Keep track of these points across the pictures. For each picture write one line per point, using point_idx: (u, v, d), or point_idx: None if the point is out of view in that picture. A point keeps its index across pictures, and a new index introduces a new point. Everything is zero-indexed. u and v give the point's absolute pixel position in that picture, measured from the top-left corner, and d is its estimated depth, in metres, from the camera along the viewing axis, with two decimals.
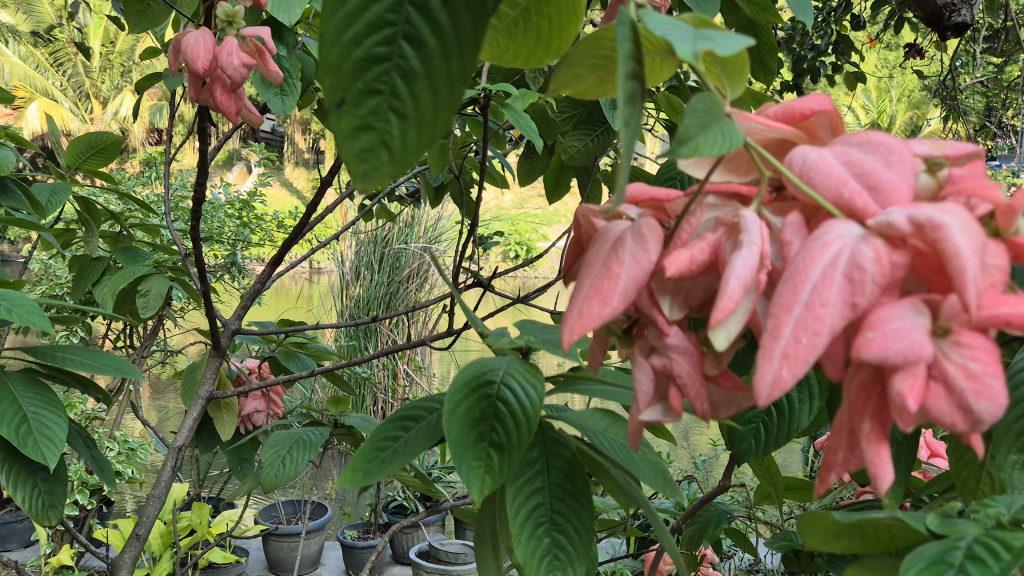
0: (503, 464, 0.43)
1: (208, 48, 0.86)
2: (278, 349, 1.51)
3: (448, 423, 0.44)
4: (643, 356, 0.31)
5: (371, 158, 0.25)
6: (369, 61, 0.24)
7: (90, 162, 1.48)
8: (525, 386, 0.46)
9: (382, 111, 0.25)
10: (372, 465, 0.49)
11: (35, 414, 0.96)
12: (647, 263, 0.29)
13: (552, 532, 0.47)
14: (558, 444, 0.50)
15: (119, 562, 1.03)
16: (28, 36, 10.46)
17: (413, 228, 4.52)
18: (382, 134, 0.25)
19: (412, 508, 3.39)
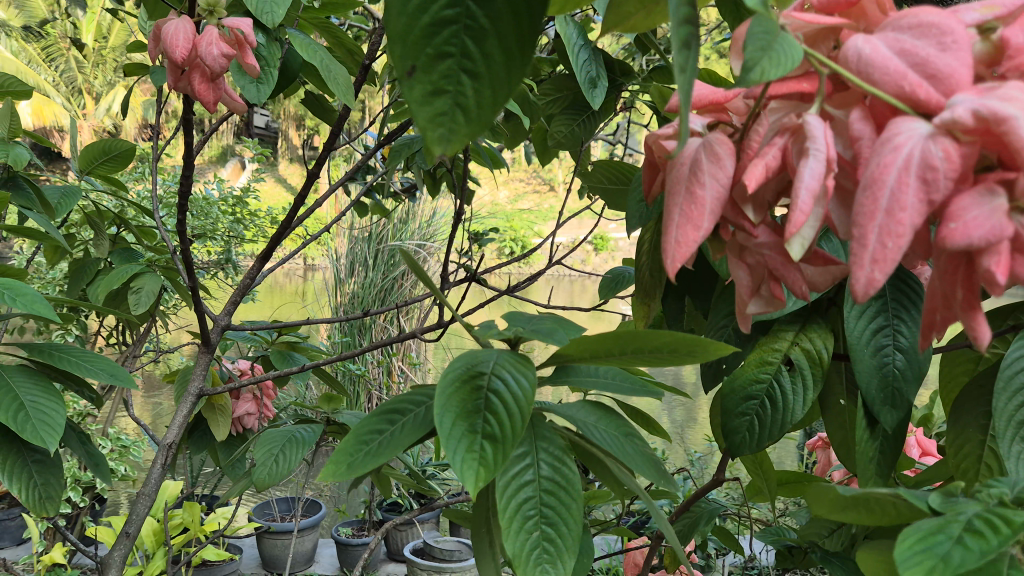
0: (497, 456, 0.42)
1: (188, 36, 0.83)
2: (270, 348, 1.50)
3: (441, 417, 0.42)
4: (737, 257, 0.37)
5: (446, 122, 0.24)
6: (437, 25, 0.23)
7: (105, 168, 1.43)
8: (516, 374, 0.45)
9: (454, 73, 0.23)
10: (356, 458, 0.47)
11: (32, 403, 0.95)
12: (722, 174, 0.32)
13: (541, 524, 0.46)
14: (548, 437, 0.49)
15: (109, 560, 1.02)
16: (19, 31, 10.38)
17: (407, 224, 4.51)
18: (456, 96, 0.24)
19: (406, 504, 3.38)
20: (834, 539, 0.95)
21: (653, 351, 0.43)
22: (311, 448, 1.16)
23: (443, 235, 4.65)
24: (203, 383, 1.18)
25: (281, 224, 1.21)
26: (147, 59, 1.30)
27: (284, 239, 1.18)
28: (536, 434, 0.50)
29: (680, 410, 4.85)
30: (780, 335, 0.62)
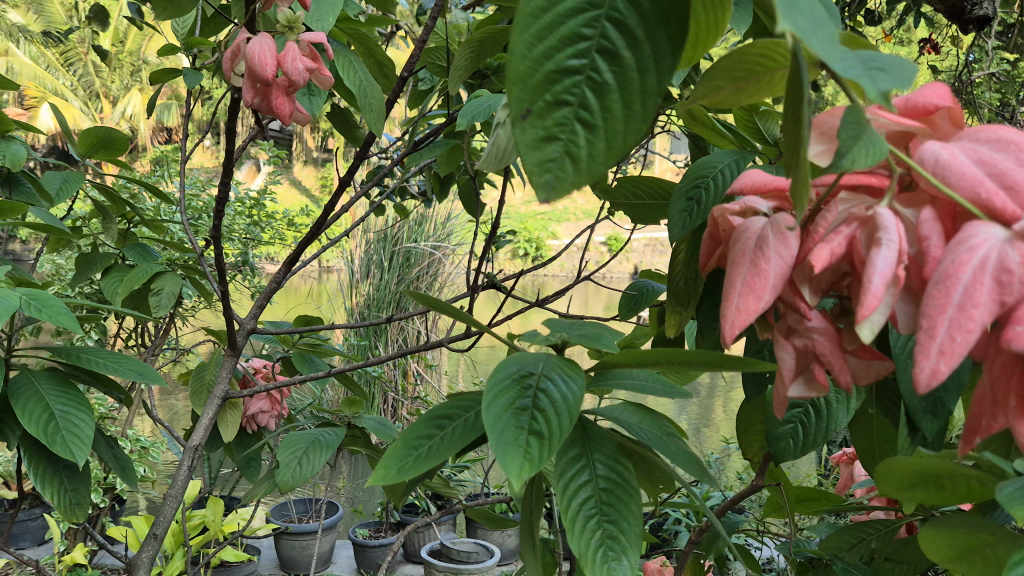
0: (544, 452, 0.43)
1: (275, 54, 0.84)
2: (290, 348, 1.49)
3: (489, 411, 0.43)
4: (784, 338, 0.34)
5: (554, 168, 0.25)
6: (561, 73, 0.25)
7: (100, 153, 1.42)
8: (564, 379, 0.46)
9: (569, 121, 0.25)
10: (406, 462, 0.48)
11: (62, 411, 0.96)
12: (786, 253, 0.32)
13: (603, 522, 0.47)
14: (600, 438, 0.50)
15: (138, 561, 1.02)
16: (38, 37, 10.49)
17: (423, 226, 4.52)
18: (567, 144, 0.25)
19: (423, 506, 3.40)
20: (855, 552, 0.94)
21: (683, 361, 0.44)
22: (334, 450, 1.16)
23: (458, 238, 4.67)
24: (228, 386, 1.19)
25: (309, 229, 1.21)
26: (179, 61, 1.31)
27: (312, 243, 1.19)
28: (586, 436, 0.51)
29: (695, 411, 4.84)
30: None
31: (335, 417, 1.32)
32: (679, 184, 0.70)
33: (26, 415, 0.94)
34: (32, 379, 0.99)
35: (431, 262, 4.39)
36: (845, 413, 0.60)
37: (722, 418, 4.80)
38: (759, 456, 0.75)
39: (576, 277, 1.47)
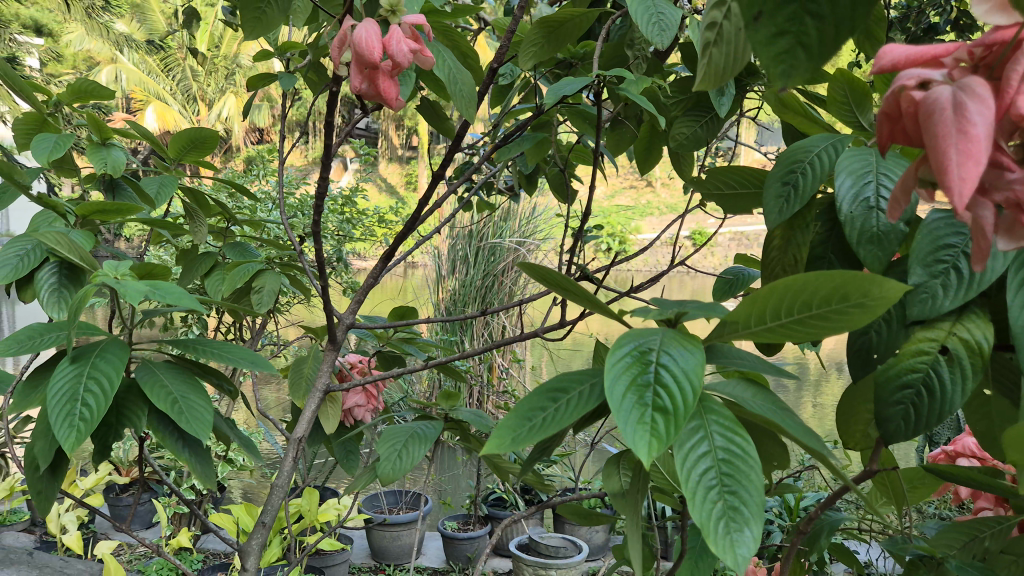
0: (668, 423, 0.47)
1: (379, 36, 0.81)
2: (382, 342, 1.49)
3: (612, 390, 0.48)
4: (983, 198, 0.33)
5: (787, 60, 0.23)
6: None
7: (193, 154, 1.46)
8: (684, 352, 0.51)
9: (799, 16, 0.23)
10: (521, 431, 0.54)
11: (182, 396, 1.00)
12: (988, 111, 0.29)
13: (725, 494, 0.50)
14: (715, 410, 0.54)
15: (249, 549, 1.06)
16: (144, 45, 10.99)
17: (508, 222, 4.53)
18: (799, 36, 0.23)
19: (512, 500, 3.43)
20: (972, 550, 0.89)
21: (820, 304, 0.46)
22: (432, 444, 1.18)
23: (543, 232, 4.67)
24: (328, 380, 1.21)
25: (404, 225, 1.22)
26: (273, 65, 1.34)
27: (405, 240, 1.19)
28: (702, 409, 0.54)
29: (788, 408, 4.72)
30: (935, 325, 0.57)
31: (431, 410, 1.33)
32: (774, 169, 0.66)
33: (154, 396, 0.99)
34: (152, 369, 1.03)
35: (516, 257, 4.41)
36: (961, 395, 0.54)
37: (816, 415, 4.67)
38: (866, 442, 0.72)
39: (671, 267, 1.45)
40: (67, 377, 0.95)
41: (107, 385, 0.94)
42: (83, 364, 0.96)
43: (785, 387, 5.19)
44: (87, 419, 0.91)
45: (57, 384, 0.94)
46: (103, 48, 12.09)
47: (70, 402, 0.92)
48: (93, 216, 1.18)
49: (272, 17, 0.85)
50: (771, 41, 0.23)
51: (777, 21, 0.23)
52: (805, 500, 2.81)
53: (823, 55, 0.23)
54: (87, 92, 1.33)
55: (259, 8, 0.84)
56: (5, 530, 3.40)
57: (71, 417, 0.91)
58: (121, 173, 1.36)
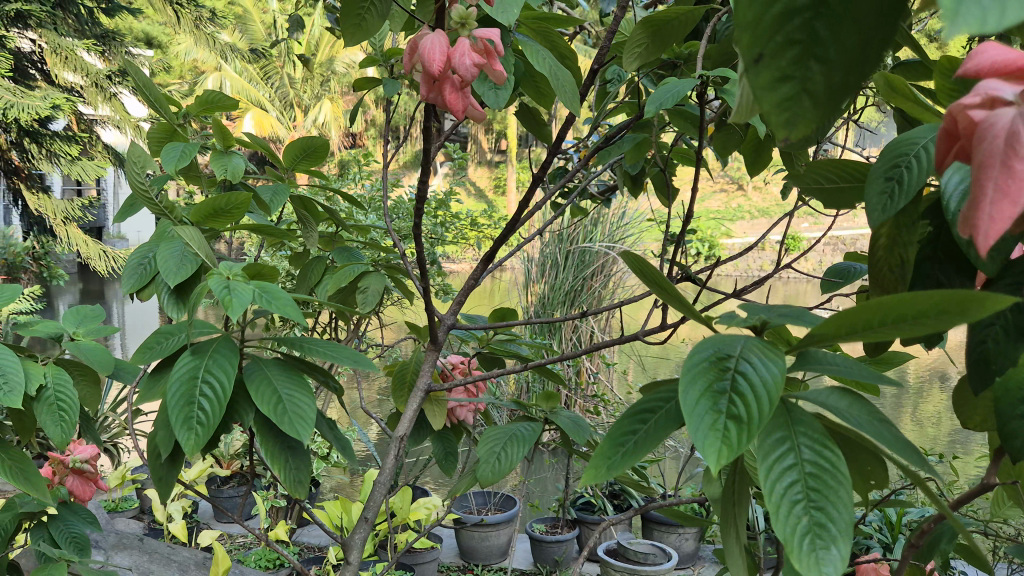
0: (740, 436, 0.45)
1: (445, 49, 0.82)
2: (483, 345, 1.51)
3: (685, 396, 0.47)
4: None
5: (792, 107, 0.19)
6: (790, 11, 0.18)
7: (305, 163, 1.51)
8: (764, 360, 0.48)
9: (804, 58, 0.19)
10: (616, 459, 0.53)
11: (288, 396, 1.03)
12: None
13: (810, 509, 0.48)
14: (805, 421, 0.51)
15: (352, 543, 1.09)
16: (248, 55, 11.45)
17: (598, 226, 4.53)
18: (802, 80, 0.19)
19: (600, 505, 3.41)
20: None
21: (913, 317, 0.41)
22: (531, 445, 1.18)
23: (634, 236, 4.64)
24: (430, 380, 1.23)
25: (504, 227, 1.23)
26: (378, 72, 1.38)
27: (506, 242, 1.19)
28: (791, 419, 0.51)
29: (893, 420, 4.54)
30: None
31: (532, 410, 1.33)
32: (876, 167, 0.58)
33: (259, 396, 1.03)
34: (261, 365, 1.07)
35: (606, 262, 4.40)
36: None
37: (921, 427, 4.48)
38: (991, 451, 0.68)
39: (777, 269, 1.41)
40: (185, 371, 1.00)
41: (221, 386, 0.99)
42: (199, 361, 1.01)
43: (886, 397, 5.02)
44: (204, 423, 0.96)
45: (176, 377, 0.99)
46: (210, 59, 12.67)
47: (188, 403, 0.97)
48: (203, 220, 1.24)
49: (370, 24, 0.86)
50: (772, 86, 0.19)
51: (780, 66, 0.19)
52: (909, 515, 2.70)
53: (827, 103, 0.19)
54: (211, 102, 1.40)
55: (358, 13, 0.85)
56: (118, 517, 3.60)
57: (190, 420, 0.96)
58: (240, 178, 1.43)
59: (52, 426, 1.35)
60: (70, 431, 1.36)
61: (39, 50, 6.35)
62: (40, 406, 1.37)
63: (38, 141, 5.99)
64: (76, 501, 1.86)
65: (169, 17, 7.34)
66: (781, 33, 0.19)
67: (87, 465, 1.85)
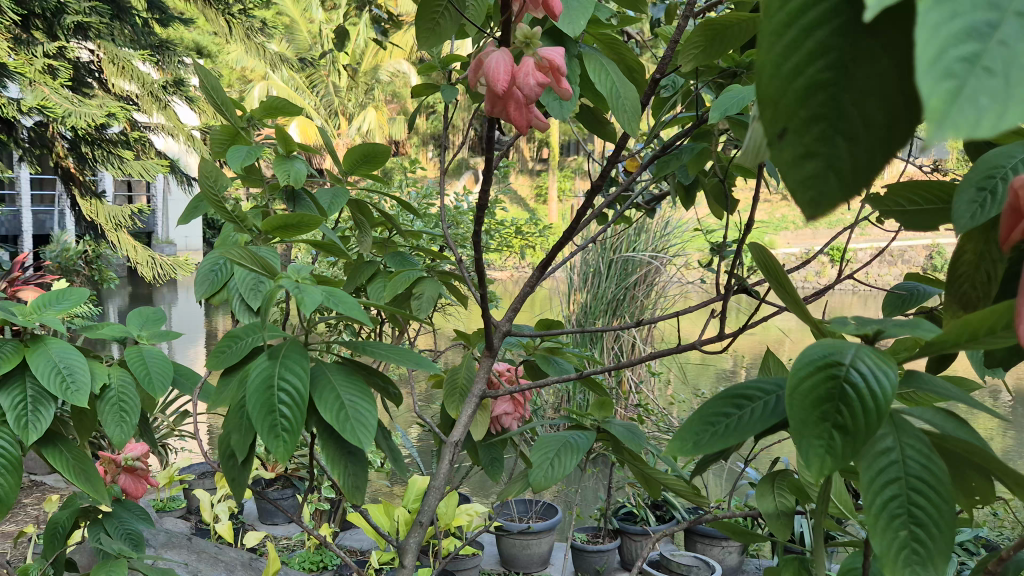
0: (846, 447, 0.45)
1: (508, 68, 0.81)
2: (532, 353, 1.51)
3: (792, 405, 0.46)
4: None
5: (820, 183, 0.23)
6: (813, 88, 0.22)
7: (363, 167, 1.54)
8: (875, 368, 0.48)
9: (830, 135, 0.23)
10: (701, 438, 0.54)
11: (351, 402, 1.05)
12: None
13: (910, 524, 0.49)
14: (913, 432, 0.52)
15: (407, 547, 1.10)
16: (296, 65, 11.64)
17: (641, 236, 4.52)
18: (831, 156, 0.23)
19: (642, 515, 3.39)
20: None
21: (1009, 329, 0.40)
22: (584, 453, 1.18)
23: (677, 246, 4.62)
24: (484, 386, 1.23)
25: (562, 230, 1.23)
26: (438, 78, 1.40)
27: (563, 247, 1.20)
28: (898, 428, 0.53)
29: None
30: None
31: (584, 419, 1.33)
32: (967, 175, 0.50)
33: (322, 404, 1.05)
34: (325, 369, 1.09)
35: (649, 271, 4.39)
36: None
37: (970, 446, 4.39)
38: None
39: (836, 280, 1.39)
40: (260, 376, 1.02)
41: (297, 390, 1.01)
42: (275, 362, 1.03)
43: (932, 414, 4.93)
44: (289, 429, 0.99)
45: (253, 385, 1.01)
46: (259, 68, 12.92)
47: (269, 410, 1.00)
48: (274, 232, 1.26)
49: (445, 29, 0.88)
50: (796, 164, 0.23)
51: (805, 142, 0.23)
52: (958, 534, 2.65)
53: (852, 184, 0.23)
54: (276, 106, 1.42)
55: (432, 18, 0.87)
56: (165, 516, 3.66)
57: (276, 428, 0.99)
58: (301, 182, 1.45)
59: (113, 427, 1.40)
60: (129, 433, 1.40)
61: (98, 59, 6.52)
62: (103, 407, 1.41)
63: (94, 146, 6.15)
64: (128, 499, 1.91)
65: (221, 26, 7.49)
66: (807, 108, 0.22)
67: (138, 463, 1.92)
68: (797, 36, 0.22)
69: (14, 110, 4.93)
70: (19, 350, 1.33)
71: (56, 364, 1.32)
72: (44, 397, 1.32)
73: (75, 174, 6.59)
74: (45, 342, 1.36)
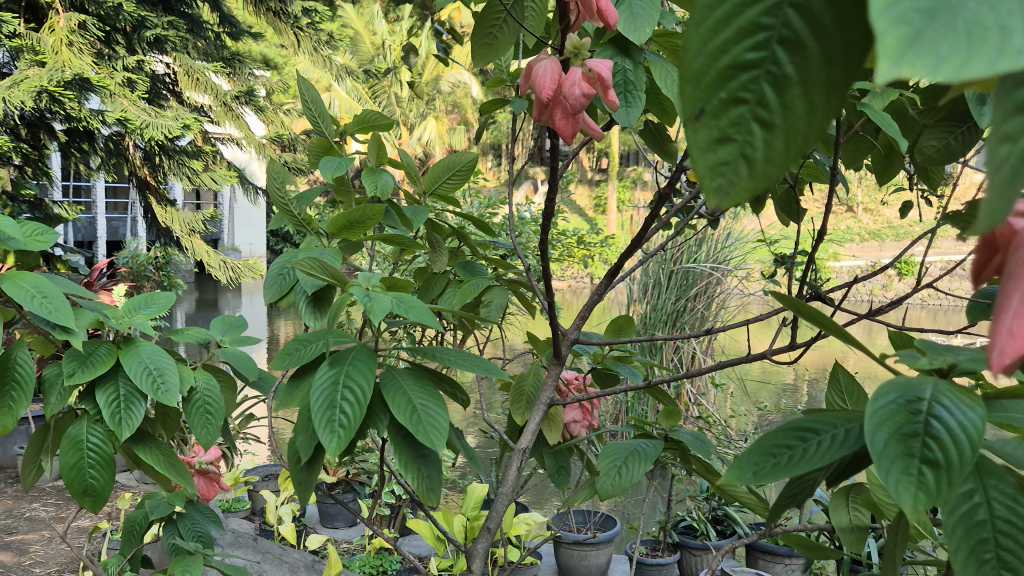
0: (938, 482, 0.45)
1: (557, 74, 0.76)
2: (601, 362, 1.52)
3: (876, 439, 0.47)
4: None
5: (728, 172, 0.21)
6: (739, 67, 0.20)
7: (448, 185, 1.56)
8: (957, 408, 0.48)
9: (746, 121, 0.21)
10: (765, 466, 0.54)
11: (423, 405, 1.07)
12: None
13: (1001, 569, 0.49)
14: (997, 477, 0.53)
15: (474, 551, 1.11)
16: (361, 76, 11.86)
17: (703, 247, 4.48)
18: (743, 146, 0.21)
19: (702, 530, 3.35)
20: None
21: None
22: (652, 462, 1.18)
23: (739, 257, 4.56)
24: (553, 395, 1.24)
25: (630, 241, 1.23)
26: (505, 90, 1.42)
27: (631, 255, 1.20)
28: (982, 473, 0.54)
29: None
30: None
31: (653, 428, 1.33)
32: None
33: (395, 405, 1.07)
34: (396, 375, 1.12)
35: (710, 283, 4.35)
36: None
37: None
38: None
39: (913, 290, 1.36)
40: (326, 379, 1.05)
41: (361, 393, 1.03)
42: (340, 369, 1.06)
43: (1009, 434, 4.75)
44: (345, 425, 1.01)
45: (318, 384, 1.04)
46: (324, 79, 13.20)
47: (329, 407, 1.02)
48: (342, 232, 1.30)
49: (504, 42, 0.89)
50: (712, 148, 0.21)
51: (720, 126, 0.21)
52: None
53: (765, 171, 0.21)
54: (368, 120, 1.47)
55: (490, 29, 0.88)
56: (231, 517, 3.75)
57: (332, 423, 1.01)
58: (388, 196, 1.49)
59: (200, 427, 1.46)
60: (214, 432, 1.46)
61: (174, 72, 6.75)
62: (190, 406, 1.47)
63: (168, 157, 6.36)
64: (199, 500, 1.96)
65: (290, 40, 7.68)
66: (726, 90, 0.20)
67: (210, 466, 1.96)
68: (727, 13, 0.20)
69: (96, 122, 5.13)
70: (112, 352, 1.40)
71: (147, 365, 1.38)
72: (135, 396, 1.39)
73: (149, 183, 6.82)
74: (137, 344, 1.42)
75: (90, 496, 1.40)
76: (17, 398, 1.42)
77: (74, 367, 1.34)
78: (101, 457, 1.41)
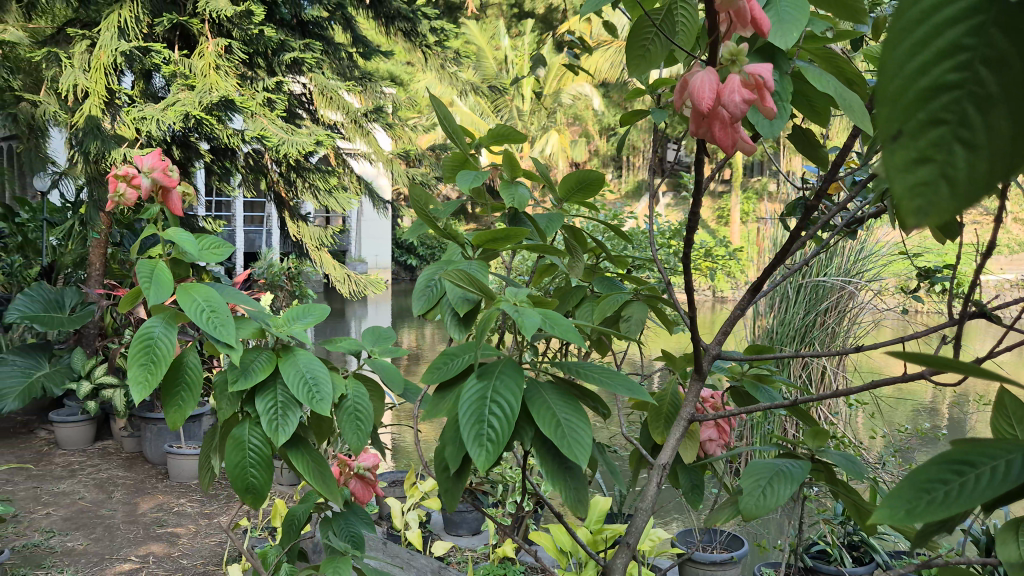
0: None
1: (716, 85, 0.73)
2: (741, 379, 1.48)
3: None
4: None
5: (930, 189, 0.18)
6: (941, 88, 0.18)
7: (580, 196, 1.56)
8: None
9: (947, 141, 0.18)
10: (918, 504, 0.41)
11: (567, 420, 1.08)
12: None
13: None
14: None
15: (614, 566, 1.11)
16: (485, 91, 12.00)
17: (835, 259, 4.30)
18: (944, 165, 0.18)
19: (836, 555, 3.21)
20: None
21: None
22: (799, 483, 1.14)
23: (875, 269, 4.35)
24: (694, 411, 1.22)
25: (778, 253, 1.20)
26: (644, 103, 1.41)
27: (778, 269, 1.16)
28: None
29: None
30: None
31: (798, 448, 1.29)
32: None
33: (539, 419, 1.08)
34: (540, 389, 1.13)
35: (843, 296, 4.17)
36: None
37: None
38: None
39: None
40: (474, 393, 1.07)
41: (509, 407, 1.05)
42: (487, 384, 1.08)
43: None
44: (493, 439, 1.03)
45: (466, 399, 1.06)
46: (446, 96, 13.52)
47: (478, 421, 1.04)
48: (485, 246, 1.33)
49: (655, 53, 0.88)
50: (909, 167, 0.18)
51: (918, 146, 0.18)
52: None
53: (966, 189, 0.18)
54: (502, 134, 1.48)
55: (644, 36, 0.86)
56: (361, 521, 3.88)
57: (481, 437, 1.03)
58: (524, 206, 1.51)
59: (350, 434, 1.52)
60: (364, 438, 1.51)
61: (309, 92, 7.04)
62: (343, 414, 1.54)
63: (303, 172, 6.64)
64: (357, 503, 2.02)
65: (417, 58, 7.87)
66: (927, 110, 0.18)
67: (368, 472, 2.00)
68: (928, 34, 0.19)
69: (240, 140, 5.44)
70: (272, 360, 1.48)
71: (304, 373, 1.45)
72: (292, 402, 1.47)
73: (284, 198, 7.14)
74: (293, 351, 1.50)
75: (251, 493, 1.48)
76: (186, 400, 1.52)
77: (235, 372, 1.44)
78: (262, 457, 1.49)
